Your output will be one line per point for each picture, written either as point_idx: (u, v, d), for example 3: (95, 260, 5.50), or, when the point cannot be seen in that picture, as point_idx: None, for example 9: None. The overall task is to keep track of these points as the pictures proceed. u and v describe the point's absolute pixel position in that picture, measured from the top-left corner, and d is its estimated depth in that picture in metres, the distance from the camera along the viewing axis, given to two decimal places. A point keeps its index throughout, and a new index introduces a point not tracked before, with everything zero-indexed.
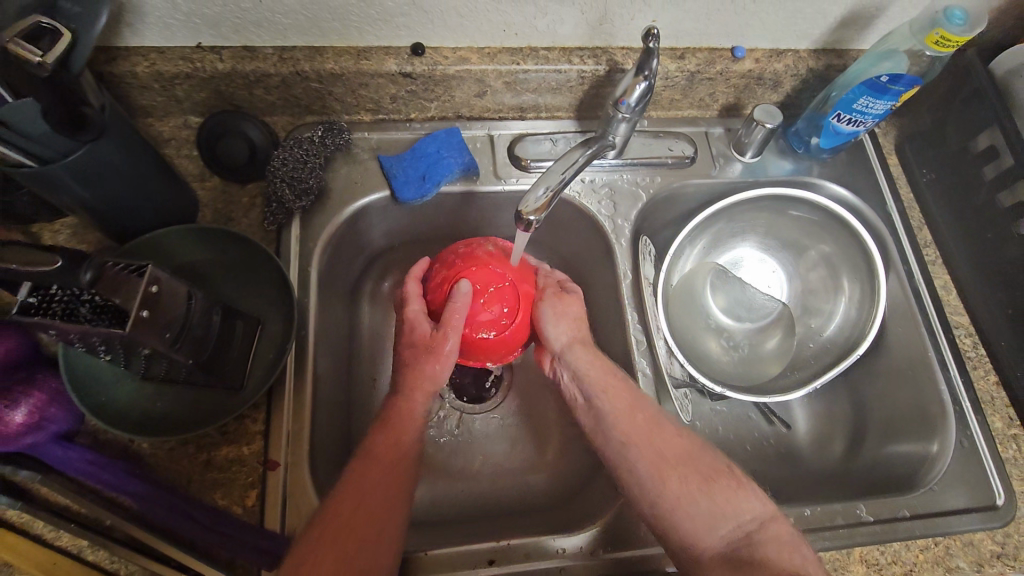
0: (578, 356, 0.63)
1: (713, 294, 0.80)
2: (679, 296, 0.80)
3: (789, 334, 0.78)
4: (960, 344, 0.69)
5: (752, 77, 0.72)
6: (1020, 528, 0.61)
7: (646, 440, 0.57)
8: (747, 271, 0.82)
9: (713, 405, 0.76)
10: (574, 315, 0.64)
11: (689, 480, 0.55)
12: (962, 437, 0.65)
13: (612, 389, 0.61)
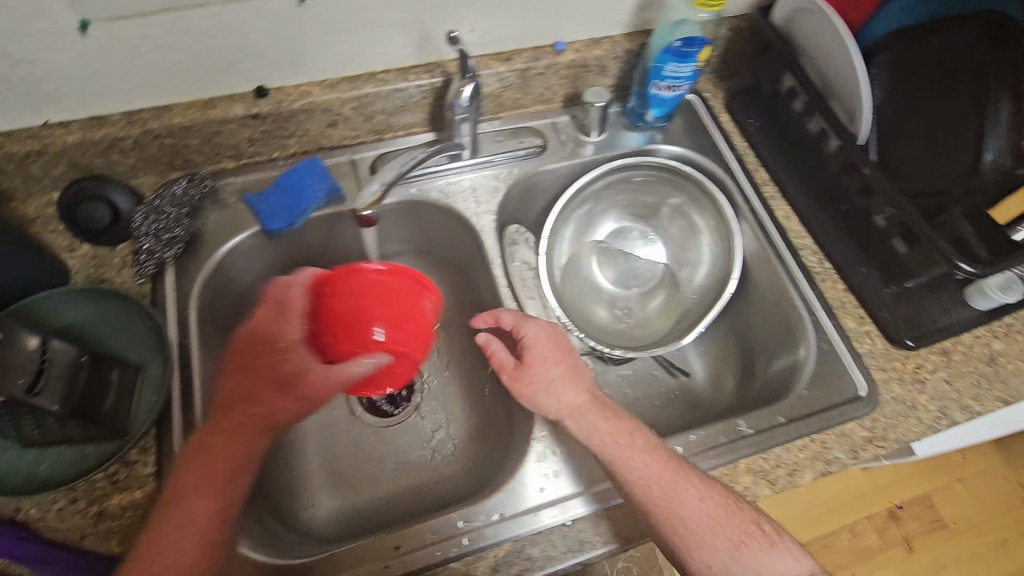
0: (579, 428, 0.61)
1: (601, 269, 0.86)
2: (571, 277, 0.86)
3: (672, 291, 0.85)
4: (808, 263, 0.76)
5: (578, 66, 0.80)
6: (885, 411, 0.67)
7: (670, 517, 0.56)
8: (627, 242, 0.89)
9: (618, 371, 0.81)
10: (562, 383, 0.63)
11: (718, 551, 0.55)
12: (821, 342, 0.71)
13: (625, 461, 0.58)
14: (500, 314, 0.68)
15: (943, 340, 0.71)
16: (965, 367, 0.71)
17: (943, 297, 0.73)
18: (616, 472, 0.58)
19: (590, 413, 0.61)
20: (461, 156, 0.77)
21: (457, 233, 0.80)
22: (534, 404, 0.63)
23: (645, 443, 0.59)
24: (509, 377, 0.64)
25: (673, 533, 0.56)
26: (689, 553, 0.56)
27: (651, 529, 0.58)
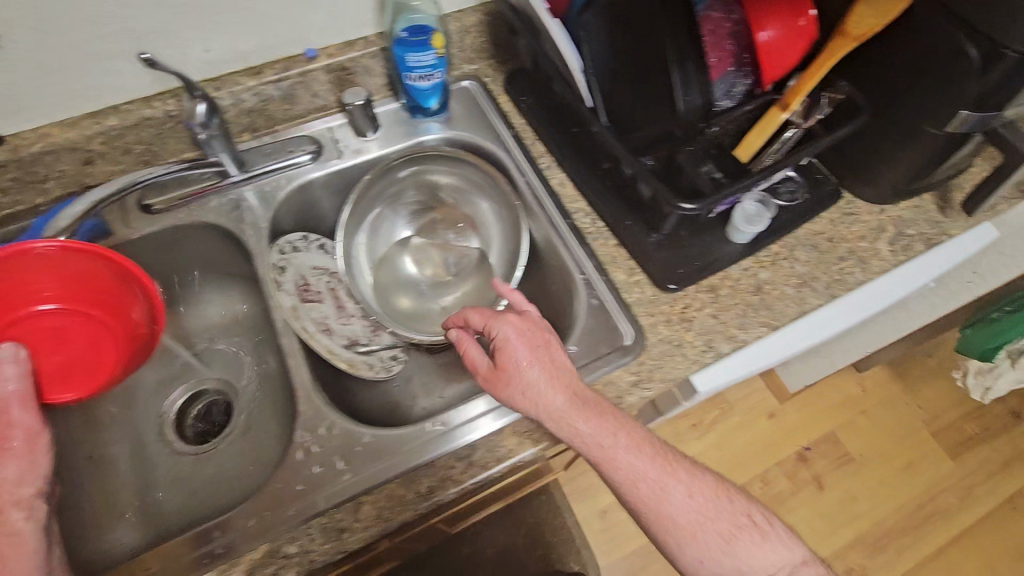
0: (591, 425, 0.59)
1: (417, 266, 0.87)
2: (385, 277, 0.87)
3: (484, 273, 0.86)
4: (580, 224, 0.79)
5: (336, 70, 0.81)
6: (650, 354, 0.70)
7: (665, 504, 0.58)
8: (438, 233, 0.89)
9: (438, 357, 0.86)
10: (543, 384, 0.60)
11: (717, 534, 0.59)
12: (591, 298, 0.74)
13: (640, 462, 0.59)
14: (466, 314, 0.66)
15: (708, 277, 0.74)
16: (731, 299, 0.73)
17: (706, 236, 0.76)
18: (629, 477, 0.58)
19: (603, 403, 0.60)
20: (230, 173, 0.78)
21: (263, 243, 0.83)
22: (538, 404, 0.59)
23: (654, 446, 0.60)
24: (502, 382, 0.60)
25: (683, 528, 0.58)
26: (694, 547, 0.59)
27: (655, 529, 0.59)
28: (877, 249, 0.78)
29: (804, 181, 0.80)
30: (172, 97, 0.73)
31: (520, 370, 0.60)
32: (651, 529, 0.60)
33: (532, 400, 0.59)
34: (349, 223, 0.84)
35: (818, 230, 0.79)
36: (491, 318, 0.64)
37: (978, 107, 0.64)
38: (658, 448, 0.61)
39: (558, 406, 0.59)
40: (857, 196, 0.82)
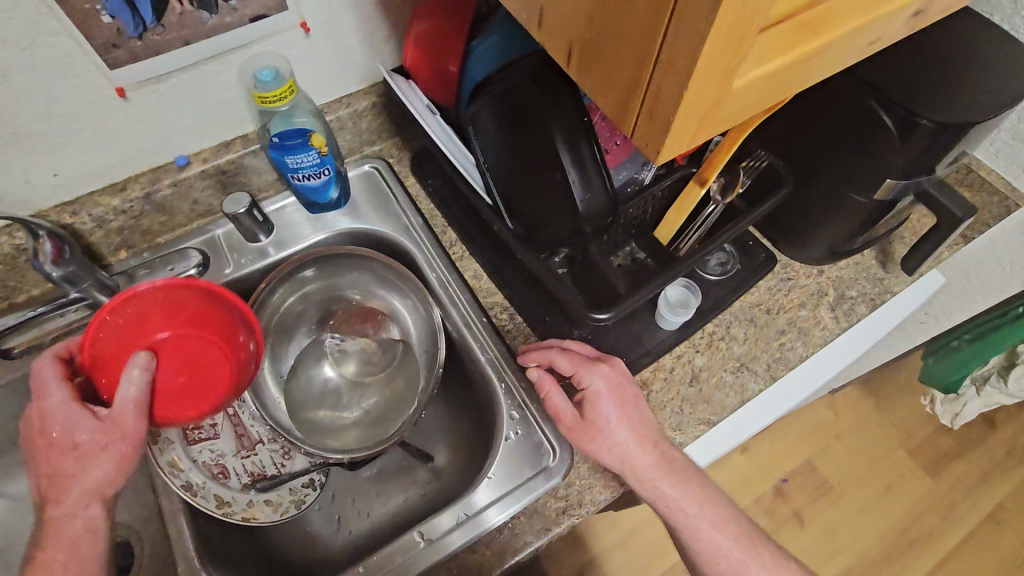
0: (679, 489, 0.60)
1: (337, 366, 0.79)
2: (300, 382, 0.78)
3: (404, 373, 0.78)
4: (498, 322, 0.72)
5: (213, 173, 0.72)
6: (580, 472, 0.63)
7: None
8: (354, 330, 0.81)
9: (370, 470, 0.78)
10: (632, 443, 0.59)
11: None
12: (513, 411, 0.67)
13: (711, 522, 0.62)
14: (553, 356, 0.62)
15: (639, 372, 0.68)
16: (665, 395, 0.67)
17: (634, 325, 0.70)
18: (698, 532, 0.62)
19: (689, 472, 0.62)
20: (104, 302, 0.68)
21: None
22: (626, 458, 0.59)
23: (722, 511, 0.63)
24: (595, 430, 0.60)
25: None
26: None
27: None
28: (819, 318, 0.73)
29: (735, 250, 0.74)
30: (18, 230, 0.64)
31: (614, 424, 0.59)
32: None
33: (624, 457, 0.59)
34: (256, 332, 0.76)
35: (754, 303, 0.73)
36: (583, 363, 0.61)
37: (902, 175, 0.59)
38: (726, 516, 0.63)
39: (644, 464, 0.59)
40: (792, 260, 0.76)
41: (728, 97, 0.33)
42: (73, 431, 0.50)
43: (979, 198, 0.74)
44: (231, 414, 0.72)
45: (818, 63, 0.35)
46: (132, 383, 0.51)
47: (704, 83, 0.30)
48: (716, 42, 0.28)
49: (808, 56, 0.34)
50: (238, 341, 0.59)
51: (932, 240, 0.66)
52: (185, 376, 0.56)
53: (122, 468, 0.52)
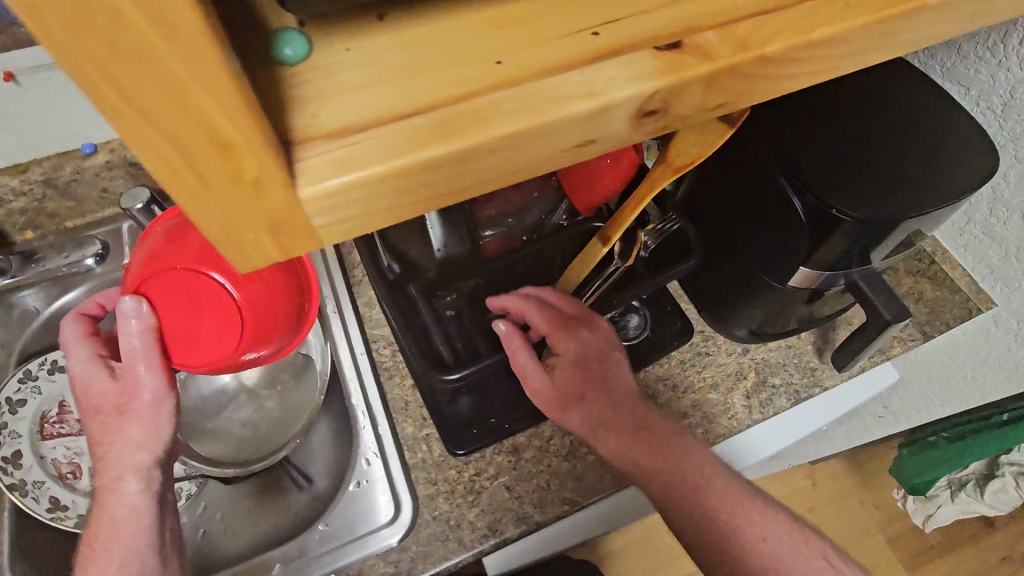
0: (674, 439, 0.57)
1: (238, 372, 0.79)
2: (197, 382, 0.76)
3: (296, 393, 0.76)
4: (378, 356, 0.67)
5: (122, 165, 0.68)
6: (420, 537, 0.58)
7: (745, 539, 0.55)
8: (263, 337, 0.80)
9: (242, 487, 0.74)
10: (607, 410, 0.57)
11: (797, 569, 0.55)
12: (368, 460, 0.63)
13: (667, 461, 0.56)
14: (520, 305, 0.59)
15: (511, 436, 0.62)
16: (534, 466, 0.61)
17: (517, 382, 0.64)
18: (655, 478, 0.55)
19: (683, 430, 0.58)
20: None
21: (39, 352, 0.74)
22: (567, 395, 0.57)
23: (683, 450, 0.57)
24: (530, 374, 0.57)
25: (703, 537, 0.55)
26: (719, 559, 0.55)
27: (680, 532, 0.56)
28: (729, 404, 0.65)
29: (649, 315, 0.67)
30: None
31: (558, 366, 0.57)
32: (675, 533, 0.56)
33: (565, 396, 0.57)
34: None
35: (660, 376, 0.66)
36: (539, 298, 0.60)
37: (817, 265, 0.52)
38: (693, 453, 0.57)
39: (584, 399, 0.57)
40: (715, 333, 0.68)
41: (304, 207, 0.19)
42: (88, 397, 0.46)
43: (937, 296, 0.65)
44: None
45: (519, 162, 0.22)
46: (127, 332, 0.37)
47: (197, 180, 0.16)
48: (165, 117, 0.14)
49: (482, 153, 0.20)
50: (270, 280, 0.40)
51: (861, 339, 0.58)
52: (209, 318, 0.37)
53: (154, 423, 0.46)
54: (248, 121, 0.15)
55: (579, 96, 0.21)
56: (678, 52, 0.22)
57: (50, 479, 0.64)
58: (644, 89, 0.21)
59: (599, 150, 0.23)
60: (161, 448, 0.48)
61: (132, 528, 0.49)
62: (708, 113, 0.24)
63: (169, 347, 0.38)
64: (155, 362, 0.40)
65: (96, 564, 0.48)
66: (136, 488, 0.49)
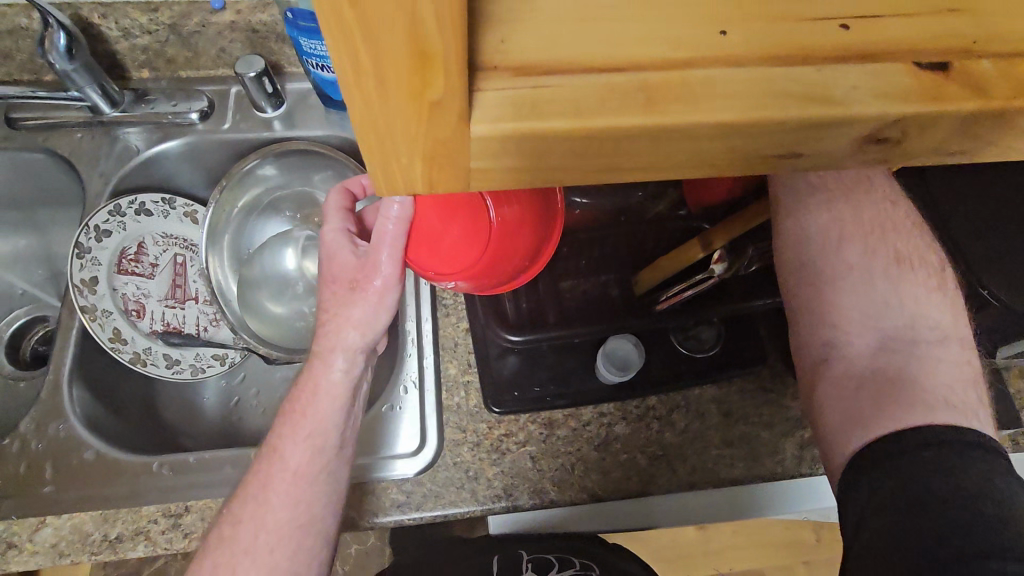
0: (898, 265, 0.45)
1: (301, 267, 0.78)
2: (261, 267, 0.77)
3: None
4: (440, 290, 0.65)
5: (242, 29, 0.69)
6: (436, 477, 0.58)
7: (877, 243, 0.44)
8: None
9: (282, 372, 0.75)
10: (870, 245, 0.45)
11: (891, 287, 0.44)
12: (408, 386, 0.63)
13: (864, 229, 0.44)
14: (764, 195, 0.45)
15: (549, 410, 0.60)
16: (563, 446, 0.60)
17: (570, 359, 0.61)
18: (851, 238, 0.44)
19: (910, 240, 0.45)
20: (101, 111, 0.70)
21: (130, 190, 0.76)
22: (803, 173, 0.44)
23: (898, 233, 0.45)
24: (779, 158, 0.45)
25: (845, 316, 0.45)
26: (848, 351, 0.45)
27: (819, 308, 0.45)
28: (778, 448, 0.61)
29: (724, 334, 0.62)
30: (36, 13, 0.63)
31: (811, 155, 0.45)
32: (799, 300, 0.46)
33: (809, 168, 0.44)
34: (231, 199, 0.75)
35: (717, 398, 0.62)
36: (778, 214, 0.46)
37: None
38: (918, 244, 0.44)
39: (823, 176, 0.44)
40: (788, 373, 0.63)
41: (470, 142, 0.16)
42: (330, 263, 0.50)
43: None
44: (177, 263, 0.74)
45: (712, 155, 0.18)
46: (388, 214, 0.43)
47: (376, 78, 0.14)
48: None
49: (681, 133, 0.17)
50: (526, 215, 0.43)
51: None
52: (458, 228, 0.42)
53: (374, 308, 0.49)
54: (454, 27, 0.12)
55: (811, 99, 0.17)
56: (942, 78, 0.18)
57: (120, 312, 0.68)
58: (893, 111, 0.17)
59: (804, 164, 0.19)
60: (370, 336, 0.50)
61: (323, 404, 0.50)
62: (942, 158, 0.20)
63: (420, 241, 0.44)
64: (398, 251, 0.45)
65: (295, 416, 0.50)
66: (341, 367, 0.50)
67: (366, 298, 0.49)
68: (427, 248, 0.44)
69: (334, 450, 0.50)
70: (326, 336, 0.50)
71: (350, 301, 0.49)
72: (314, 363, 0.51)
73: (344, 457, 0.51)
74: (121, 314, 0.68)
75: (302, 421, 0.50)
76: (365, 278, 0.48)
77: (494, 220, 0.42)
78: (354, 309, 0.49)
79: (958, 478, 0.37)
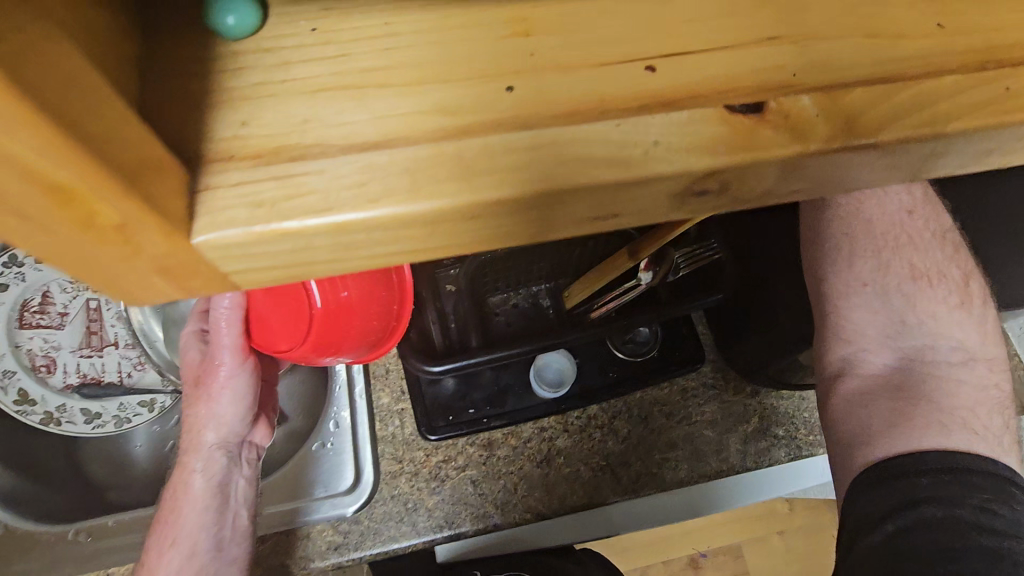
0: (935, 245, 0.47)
1: None
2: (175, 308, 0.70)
3: None
4: None
5: None
6: (372, 513, 0.56)
7: (917, 260, 0.47)
8: None
9: None
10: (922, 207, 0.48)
11: (935, 303, 0.46)
12: (339, 419, 0.61)
13: (887, 245, 0.47)
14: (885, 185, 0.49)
15: (487, 431, 0.59)
16: (504, 466, 0.58)
17: (504, 375, 0.59)
18: (911, 226, 0.48)
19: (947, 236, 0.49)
20: None
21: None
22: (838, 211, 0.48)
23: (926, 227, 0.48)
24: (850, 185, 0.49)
25: (867, 332, 0.47)
26: (867, 363, 0.46)
27: (842, 321, 0.47)
28: (724, 445, 0.60)
29: (660, 332, 0.61)
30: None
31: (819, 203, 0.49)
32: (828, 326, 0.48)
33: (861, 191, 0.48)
34: None
35: (658, 400, 0.61)
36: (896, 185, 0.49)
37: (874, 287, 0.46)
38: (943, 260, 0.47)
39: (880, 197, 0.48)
40: (728, 367, 0.63)
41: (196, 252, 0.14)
42: (184, 366, 0.49)
43: None
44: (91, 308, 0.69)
45: (510, 230, 0.16)
46: (218, 306, 0.43)
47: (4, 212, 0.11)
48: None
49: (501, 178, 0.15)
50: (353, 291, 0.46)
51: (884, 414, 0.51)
52: (291, 309, 0.44)
53: (226, 397, 0.47)
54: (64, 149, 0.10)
55: (602, 163, 0.15)
56: (757, 121, 0.16)
57: (28, 370, 0.64)
58: (699, 165, 0.15)
59: (630, 217, 0.17)
60: (229, 428, 0.48)
61: (186, 511, 0.47)
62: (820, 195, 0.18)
63: (259, 326, 0.44)
64: (235, 339, 0.44)
65: (161, 531, 0.47)
66: (197, 466, 0.47)
67: (217, 394, 0.46)
68: (266, 335, 0.44)
69: (207, 556, 0.46)
70: (185, 440, 0.48)
71: (200, 401, 0.47)
72: (178, 470, 0.48)
73: (224, 561, 0.47)
74: (28, 371, 0.64)
75: (167, 534, 0.47)
76: (210, 372, 0.46)
77: (316, 303, 0.45)
78: (206, 407, 0.47)
79: (953, 508, 0.37)
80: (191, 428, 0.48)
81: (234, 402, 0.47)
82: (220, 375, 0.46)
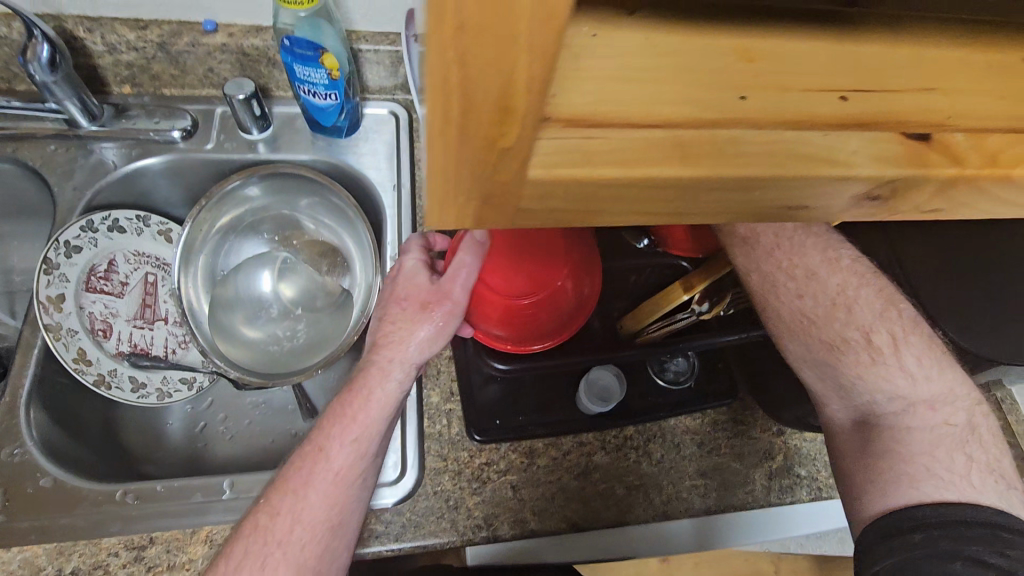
0: (855, 290, 0.52)
1: (272, 279, 0.73)
2: (229, 282, 0.73)
3: (321, 320, 0.73)
4: None
5: (233, 51, 0.70)
6: (415, 507, 0.58)
7: (835, 295, 0.52)
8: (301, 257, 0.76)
9: (254, 397, 0.73)
10: (869, 292, 0.52)
11: (835, 325, 0.52)
12: None
13: (856, 302, 0.52)
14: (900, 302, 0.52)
15: (530, 439, 0.61)
16: (544, 474, 0.60)
17: (551, 387, 0.63)
18: (806, 296, 0.53)
19: (887, 296, 0.52)
20: (77, 125, 0.69)
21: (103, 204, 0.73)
22: (784, 277, 0.52)
23: (866, 287, 0.52)
24: (867, 282, 0.52)
25: (814, 372, 0.53)
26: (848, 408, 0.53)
27: (847, 374, 0.52)
28: (749, 478, 0.63)
29: (698, 365, 0.65)
30: (17, 23, 0.62)
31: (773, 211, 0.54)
32: (819, 356, 0.53)
33: (805, 283, 0.53)
34: (210, 220, 0.74)
35: (690, 429, 0.65)
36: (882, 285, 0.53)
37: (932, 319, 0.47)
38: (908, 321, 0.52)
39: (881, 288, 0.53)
40: (755, 406, 0.67)
41: (538, 181, 0.18)
42: (403, 286, 0.57)
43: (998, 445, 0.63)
44: (148, 282, 0.72)
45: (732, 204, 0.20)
46: (468, 257, 0.55)
47: (459, 129, 0.15)
48: (472, 45, 0.12)
49: (677, 197, 0.20)
50: (566, 293, 0.58)
51: (925, 449, 0.48)
52: (520, 279, 0.57)
53: (438, 330, 0.55)
54: (539, 90, 0.14)
55: (814, 159, 0.19)
56: (924, 146, 0.21)
57: (87, 331, 0.66)
58: (886, 171, 0.20)
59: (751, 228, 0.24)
60: (424, 357, 0.55)
61: (371, 412, 0.53)
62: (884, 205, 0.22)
63: (486, 285, 0.57)
64: (466, 287, 0.55)
65: (343, 423, 0.53)
66: (394, 378, 0.54)
67: (440, 318, 0.55)
68: (492, 293, 0.57)
69: (366, 462, 0.52)
70: (384, 360, 0.54)
71: (410, 322, 0.55)
72: (366, 377, 0.54)
73: (375, 465, 0.53)
74: (86, 333, 0.65)
75: (349, 427, 0.52)
76: (440, 298, 0.55)
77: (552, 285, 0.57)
78: (416, 328, 0.54)
79: (952, 561, 0.41)
80: (395, 337, 0.55)
81: (442, 335, 0.55)
82: (444, 305, 0.55)
